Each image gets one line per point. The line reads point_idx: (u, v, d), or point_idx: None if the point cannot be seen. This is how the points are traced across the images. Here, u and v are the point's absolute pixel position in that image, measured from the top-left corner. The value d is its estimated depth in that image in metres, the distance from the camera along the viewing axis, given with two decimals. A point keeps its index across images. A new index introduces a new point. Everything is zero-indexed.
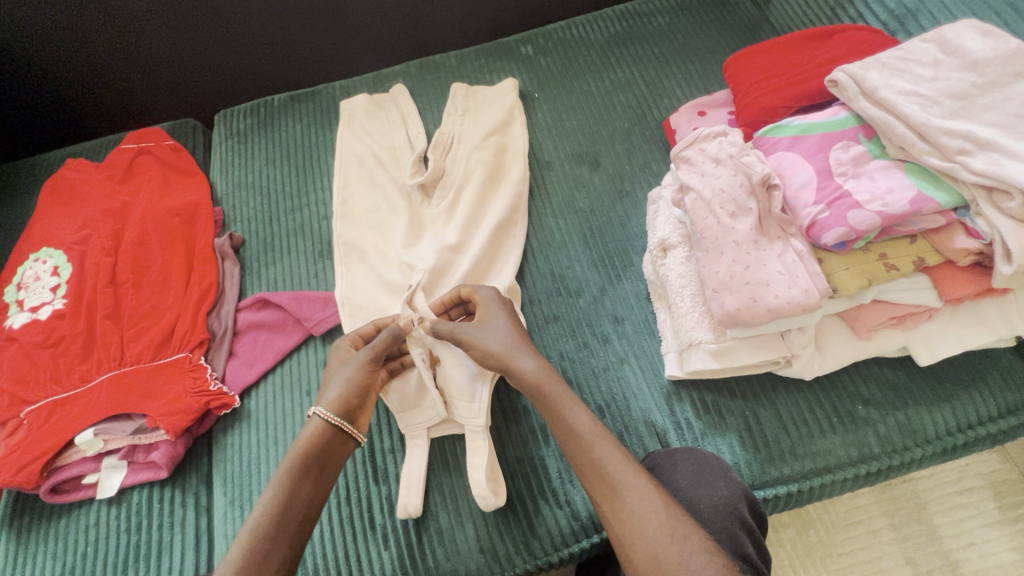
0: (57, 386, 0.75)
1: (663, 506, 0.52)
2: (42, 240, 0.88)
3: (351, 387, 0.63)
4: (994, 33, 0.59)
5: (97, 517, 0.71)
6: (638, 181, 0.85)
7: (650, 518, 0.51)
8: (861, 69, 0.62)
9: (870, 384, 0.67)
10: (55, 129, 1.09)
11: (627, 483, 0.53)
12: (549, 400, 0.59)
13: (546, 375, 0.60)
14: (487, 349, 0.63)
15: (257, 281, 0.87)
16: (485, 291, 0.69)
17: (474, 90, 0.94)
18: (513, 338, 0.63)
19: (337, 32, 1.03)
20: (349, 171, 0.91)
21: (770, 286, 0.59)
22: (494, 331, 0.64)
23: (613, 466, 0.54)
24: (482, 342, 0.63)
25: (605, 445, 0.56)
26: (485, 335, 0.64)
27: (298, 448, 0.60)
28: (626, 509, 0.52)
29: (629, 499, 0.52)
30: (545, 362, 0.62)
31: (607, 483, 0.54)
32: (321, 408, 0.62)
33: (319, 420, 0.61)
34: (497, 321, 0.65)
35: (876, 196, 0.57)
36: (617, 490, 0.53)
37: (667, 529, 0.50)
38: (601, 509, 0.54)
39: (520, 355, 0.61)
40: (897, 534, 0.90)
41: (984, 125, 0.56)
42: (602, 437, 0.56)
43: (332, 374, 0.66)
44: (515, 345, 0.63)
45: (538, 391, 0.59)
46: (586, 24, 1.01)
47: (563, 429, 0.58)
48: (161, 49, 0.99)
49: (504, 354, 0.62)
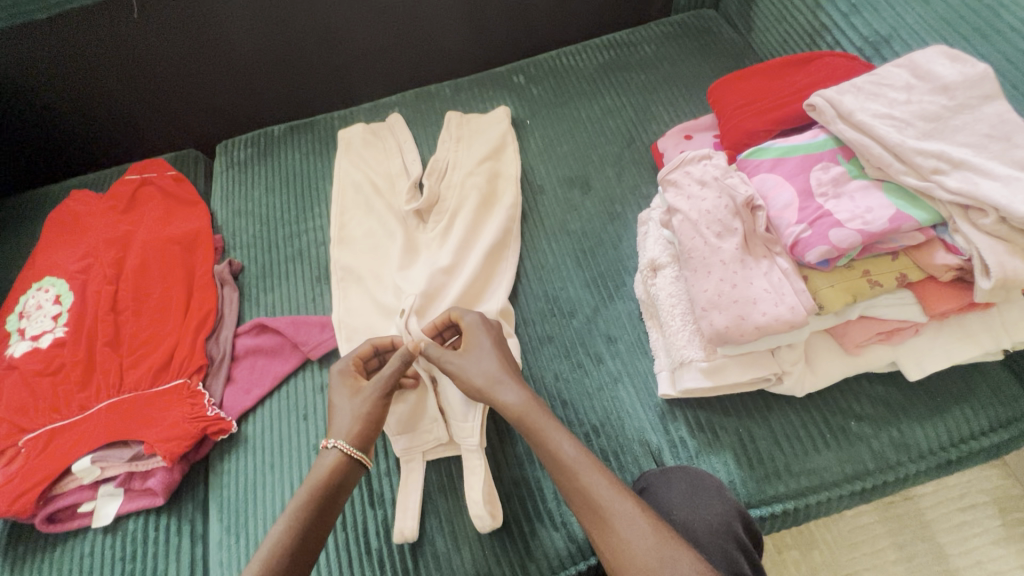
0: (55, 414, 0.76)
1: (651, 530, 0.52)
2: (45, 270, 0.89)
3: (360, 419, 0.64)
4: (962, 58, 0.62)
5: (92, 546, 0.71)
6: (628, 203, 0.87)
7: (639, 543, 0.51)
8: (837, 94, 0.64)
9: (862, 400, 0.68)
10: (57, 160, 1.11)
11: (614, 508, 0.53)
12: (532, 430, 0.59)
13: (529, 405, 0.61)
14: (470, 383, 0.63)
15: (255, 306, 0.88)
16: (470, 316, 0.69)
17: (467, 118, 0.97)
18: (496, 369, 0.64)
19: (335, 65, 1.07)
20: (346, 198, 0.93)
21: (758, 304, 0.61)
22: (479, 361, 0.65)
23: (599, 492, 0.54)
24: (466, 374, 0.64)
25: (592, 473, 0.56)
26: (470, 366, 0.65)
27: (312, 482, 0.60)
28: (615, 536, 0.52)
29: (617, 526, 0.52)
30: (529, 393, 0.62)
31: (595, 511, 0.54)
32: (342, 441, 0.62)
33: (339, 453, 0.62)
34: (481, 351, 0.66)
35: (856, 215, 0.59)
36: (604, 517, 0.53)
37: (657, 553, 0.50)
38: (593, 539, 0.54)
39: (502, 388, 0.62)
40: (902, 554, 0.89)
41: (957, 145, 0.58)
42: (588, 464, 0.56)
43: (347, 405, 0.65)
44: (496, 378, 0.63)
45: (522, 422, 0.60)
46: (576, 53, 1.05)
47: (550, 459, 0.58)
48: (164, 83, 1.03)
49: (486, 387, 0.63)
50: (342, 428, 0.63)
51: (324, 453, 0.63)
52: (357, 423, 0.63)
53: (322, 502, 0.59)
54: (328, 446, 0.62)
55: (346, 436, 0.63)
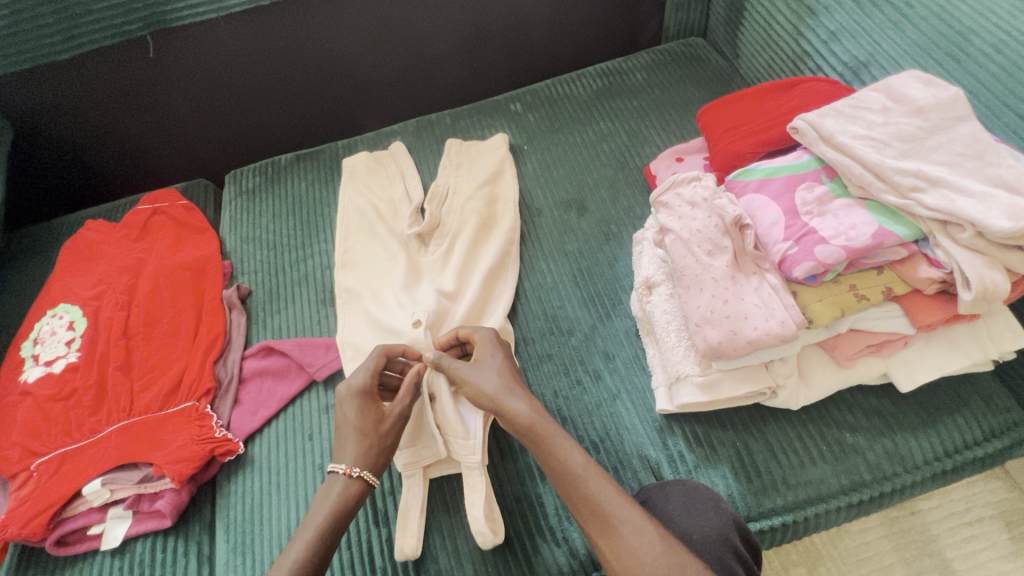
0: (67, 438, 0.78)
1: (659, 538, 0.53)
2: (59, 297, 0.92)
3: (381, 446, 0.65)
4: (934, 82, 0.65)
5: (100, 569, 0.72)
6: (623, 224, 0.90)
7: (648, 550, 0.52)
8: (818, 117, 0.67)
9: (857, 412, 0.69)
10: (73, 192, 1.15)
11: (622, 516, 0.55)
12: (541, 439, 0.60)
13: (539, 416, 0.62)
14: (480, 390, 0.65)
15: (262, 330, 0.90)
16: (484, 331, 0.71)
17: (467, 145, 1.01)
18: (505, 381, 0.65)
19: (340, 97, 1.11)
20: (351, 224, 0.96)
21: (749, 319, 0.63)
22: (486, 373, 0.66)
23: (607, 501, 0.56)
24: (475, 382, 0.66)
25: (599, 481, 0.57)
26: (481, 375, 0.66)
27: (329, 508, 0.62)
28: (624, 543, 0.53)
29: (626, 534, 0.53)
30: (537, 404, 0.64)
31: (602, 518, 0.55)
32: (367, 471, 0.64)
33: (364, 483, 0.64)
34: (491, 363, 0.67)
35: (840, 232, 0.61)
36: (611, 526, 0.54)
37: (664, 560, 0.51)
38: (598, 546, 0.55)
39: (513, 397, 0.63)
40: (909, 569, 0.89)
41: (933, 164, 0.61)
42: (595, 474, 0.58)
43: (372, 432, 0.65)
44: (507, 389, 0.64)
45: (530, 431, 0.61)
46: (570, 81, 1.09)
47: (556, 468, 0.59)
48: (176, 116, 1.07)
49: (495, 399, 0.64)
50: (364, 456, 0.64)
51: (349, 481, 0.63)
52: (371, 450, 0.65)
53: (336, 517, 0.61)
54: (353, 475, 0.63)
55: (371, 466, 0.64)
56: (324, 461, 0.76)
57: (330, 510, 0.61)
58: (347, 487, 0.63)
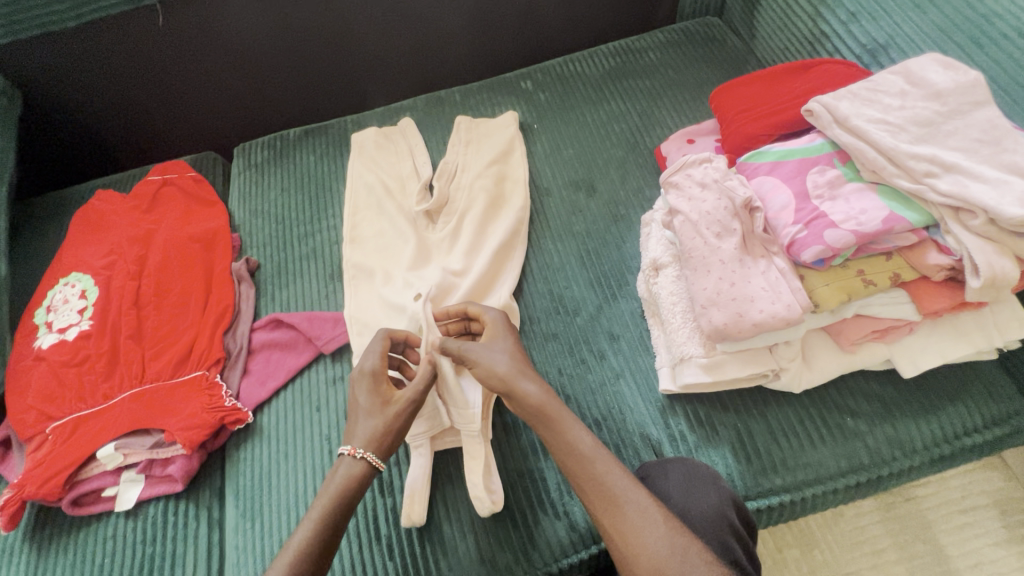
0: (80, 403, 0.80)
1: (663, 519, 0.54)
2: (71, 266, 0.93)
3: (387, 429, 0.65)
4: (954, 66, 0.64)
5: (114, 529, 0.75)
6: (631, 206, 0.90)
7: (650, 530, 0.54)
8: (834, 99, 0.67)
9: (858, 397, 0.69)
10: (81, 160, 1.16)
11: (627, 497, 0.56)
12: (551, 421, 0.61)
13: (549, 398, 0.63)
14: (492, 370, 0.65)
15: (270, 303, 0.91)
16: (493, 313, 0.72)
17: (477, 123, 1.00)
18: (518, 362, 0.65)
19: (349, 71, 1.10)
20: (359, 199, 0.97)
21: (755, 302, 0.63)
22: (499, 353, 0.66)
23: (614, 482, 0.57)
24: (487, 363, 0.65)
25: (606, 462, 0.59)
26: (492, 356, 0.66)
27: (335, 491, 0.63)
28: (627, 523, 0.55)
29: (631, 514, 0.55)
30: (547, 387, 0.64)
31: (607, 498, 0.56)
32: (371, 454, 0.64)
33: (366, 464, 0.64)
34: (502, 345, 0.68)
35: (851, 216, 0.61)
36: (617, 505, 0.56)
37: (666, 540, 0.53)
38: (601, 524, 0.56)
39: (524, 379, 0.64)
40: (903, 554, 0.90)
41: (948, 150, 0.60)
42: (603, 455, 0.59)
43: (378, 414, 0.66)
44: (519, 370, 0.65)
45: (541, 413, 0.62)
46: (582, 60, 1.07)
47: (564, 448, 0.60)
48: (184, 86, 1.06)
49: (507, 378, 0.64)
50: (370, 439, 0.65)
51: (351, 462, 0.64)
52: (380, 431, 0.65)
53: (341, 495, 0.62)
54: (357, 455, 0.64)
55: (374, 449, 0.65)
56: (331, 431, 0.78)
57: (337, 490, 0.63)
58: (351, 468, 0.64)
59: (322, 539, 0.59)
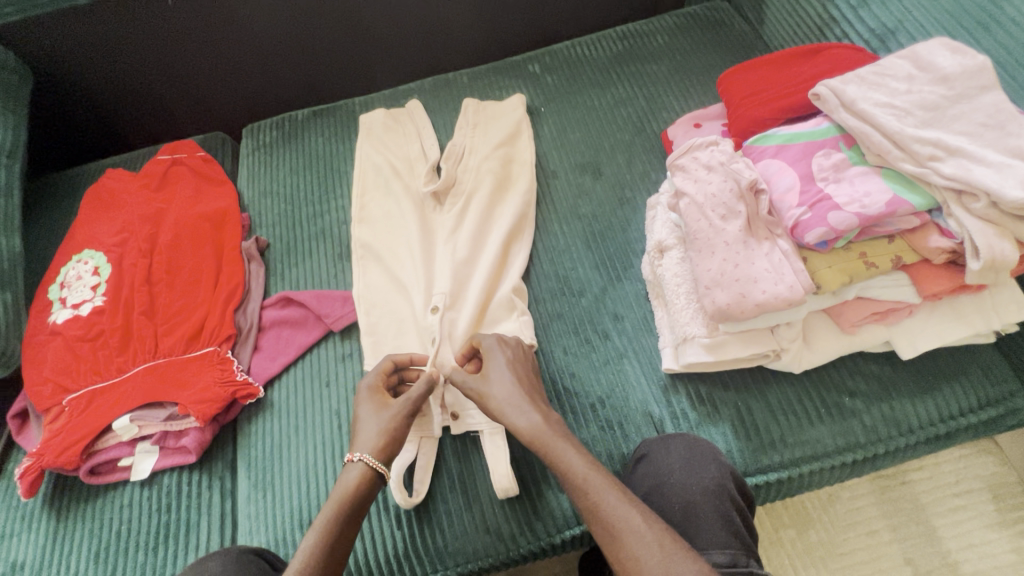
0: (96, 376, 0.82)
1: (658, 547, 0.51)
2: (83, 243, 0.95)
3: (387, 434, 0.64)
4: (963, 50, 0.64)
5: (130, 498, 0.77)
6: (637, 189, 0.91)
7: (646, 560, 0.51)
8: (841, 83, 0.67)
9: (856, 377, 0.71)
10: (90, 141, 1.17)
11: (624, 523, 0.53)
12: (543, 452, 0.59)
13: (541, 429, 0.60)
14: (487, 406, 0.64)
15: (280, 281, 0.93)
16: (488, 338, 0.70)
17: (484, 105, 1.00)
18: (509, 394, 0.63)
19: (357, 52, 1.10)
20: (367, 180, 0.97)
21: (758, 283, 0.64)
22: (494, 384, 0.65)
23: (608, 509, 0.54)
24: (479, 394, 0.65)
25: (601, 487, 0.55)
26: (487, 388, 0.65)
27: (341, 494, 0.61)
28: (626, 551, 0.52)
29: (628, 543, 0.52)
30: (541, 416, 0.61)
31: (603, 524, 0.54)
32: (367, 454, 0.63)
33: (364, 467, 0.62)
34: (496, 372, 0.66)
35: (854, 199, 0.62)
36: (614, 534, 0.53)
37: (663, 569, 0.50)
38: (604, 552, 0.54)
39: (515, 414, 0.62)
40: (896, 535, 0.93)
41: (953, 134, 0.61)
42: (599, 482, 0.56)
43: (376, 421, 0.65)
44: (511, 403, 0.63)
45: (535, 446, 0.60)
46: (590, 43, 1.07)
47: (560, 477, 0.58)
48: (192, 65, 1.07)
49: (501, 411, 0.63)
50: (368, 443, 0.64)
51: (349, 467, 0.63)
52: (380, 437, 0.64)
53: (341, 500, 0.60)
54: (354, 458, 0.63)
55: (372, 450, 0.63)
56: (340, 406, 0.80)
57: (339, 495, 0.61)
58: (349, 473, 0.62)
59: (340, 531, 0.59)
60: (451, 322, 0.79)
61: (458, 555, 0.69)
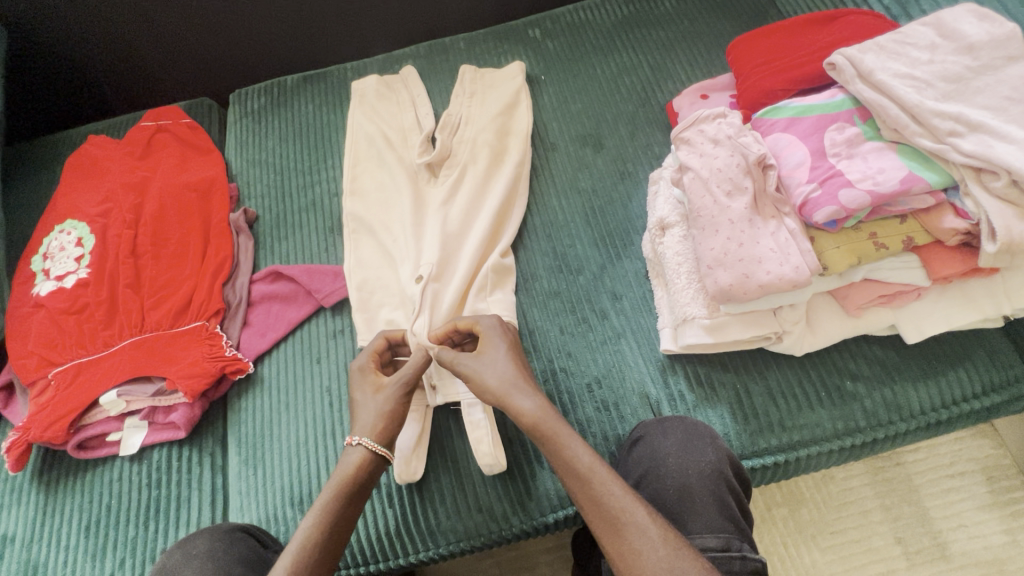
0: (81, 350, 0.80)
1: (662, 542, 0.50)
2: (66, 213, 0.91)
3: (389, 418, 0.63)
4: (991, 17, 0.61)
5: (120, 472, 0.76)
6: (639, 163, 0.87)
7: (649, 554, 0.50)
8: (859, 52, 0.63)
9: (859, 361, 0.69)
10: (73, 106, 1.12)
11: (629, 518, 0.52)
12: (546, 440, 0.57)
13: (545, 414, 0.59)
14: (484, 383, 0.61)
15: (269, 255, 0.90)
16: (486, 320, 0.68)
17: (482, 73, 0.96)
18: (512, 375, 0.61)
19: (349, 14, 1.05)
20: (359, 150, 0.93)
21: (762, 263, 0.61)
22: (493, 364, 0.63)
23: (615, 501, 0.53)
24: (480, 375, 0.62)
25: (606, 478, 0.54)
26: (484, 367, 0.63)
27: (341, 479, 0.60)
28: (629, 547, 0.51)
29: (631, 537, 0.51)
30: (544, 400, 0.60)
31: (607, 517, 0.53)
32: (367, 438, 0.61)
33: (364, 450, 0.61)
34: (497, 353, 0.64)
35: (867, 175, 0.59)
36: (617, 526, 0.52)
37: (665, 564, 0.49)
38: (602, 543, 0.53)
39: (517, 395, 0.60)
40: (887, 515, 0.93)
41: (976, 108, 0.58)
42: (604, 472, 0.55)
43: (371, 404, 0.64)
44: (513, 382, 0.61)
45: (536, 430, 0.58)
46: (594, 7, 1.02)
47: (562, 465, 0.56)
48: (176, 29, 1.02)
49: (503, 391, 0.60)
50: (367, 426, 0.62)
51: (350, 450, 0.62)
52: (382, 422, 0.62)
53: (342, 489, 0.59)
54: (355, 443, 0.61)
55: (374, 435, 0.62)
56: (331, 383, 0.78)
57: (343, 481, 0.60)
58: (354, 458, 0.61)
59: (338, 513, 0.58)
60: (437, 293, 0.77)
61: (450, 533, 0.68)
